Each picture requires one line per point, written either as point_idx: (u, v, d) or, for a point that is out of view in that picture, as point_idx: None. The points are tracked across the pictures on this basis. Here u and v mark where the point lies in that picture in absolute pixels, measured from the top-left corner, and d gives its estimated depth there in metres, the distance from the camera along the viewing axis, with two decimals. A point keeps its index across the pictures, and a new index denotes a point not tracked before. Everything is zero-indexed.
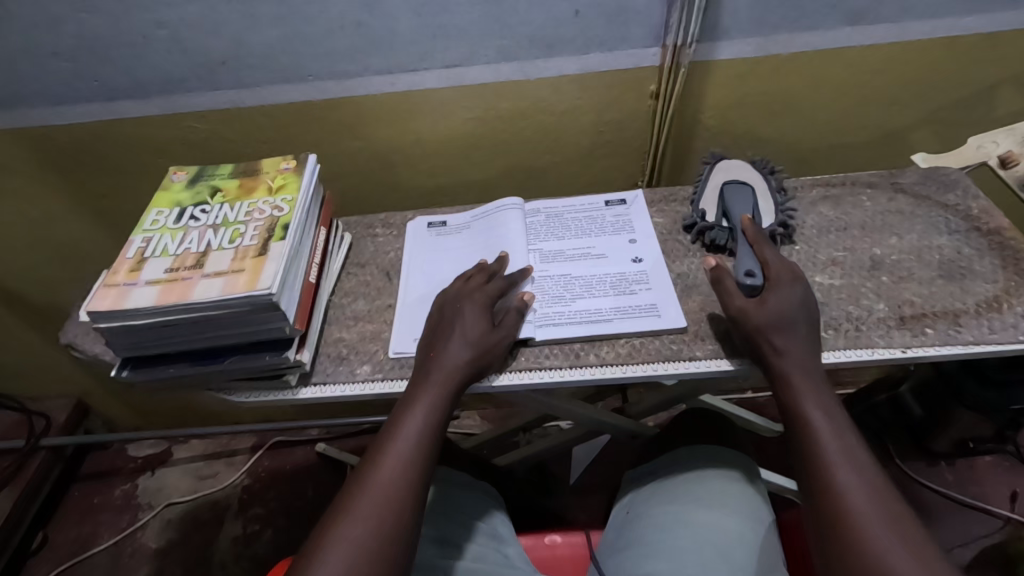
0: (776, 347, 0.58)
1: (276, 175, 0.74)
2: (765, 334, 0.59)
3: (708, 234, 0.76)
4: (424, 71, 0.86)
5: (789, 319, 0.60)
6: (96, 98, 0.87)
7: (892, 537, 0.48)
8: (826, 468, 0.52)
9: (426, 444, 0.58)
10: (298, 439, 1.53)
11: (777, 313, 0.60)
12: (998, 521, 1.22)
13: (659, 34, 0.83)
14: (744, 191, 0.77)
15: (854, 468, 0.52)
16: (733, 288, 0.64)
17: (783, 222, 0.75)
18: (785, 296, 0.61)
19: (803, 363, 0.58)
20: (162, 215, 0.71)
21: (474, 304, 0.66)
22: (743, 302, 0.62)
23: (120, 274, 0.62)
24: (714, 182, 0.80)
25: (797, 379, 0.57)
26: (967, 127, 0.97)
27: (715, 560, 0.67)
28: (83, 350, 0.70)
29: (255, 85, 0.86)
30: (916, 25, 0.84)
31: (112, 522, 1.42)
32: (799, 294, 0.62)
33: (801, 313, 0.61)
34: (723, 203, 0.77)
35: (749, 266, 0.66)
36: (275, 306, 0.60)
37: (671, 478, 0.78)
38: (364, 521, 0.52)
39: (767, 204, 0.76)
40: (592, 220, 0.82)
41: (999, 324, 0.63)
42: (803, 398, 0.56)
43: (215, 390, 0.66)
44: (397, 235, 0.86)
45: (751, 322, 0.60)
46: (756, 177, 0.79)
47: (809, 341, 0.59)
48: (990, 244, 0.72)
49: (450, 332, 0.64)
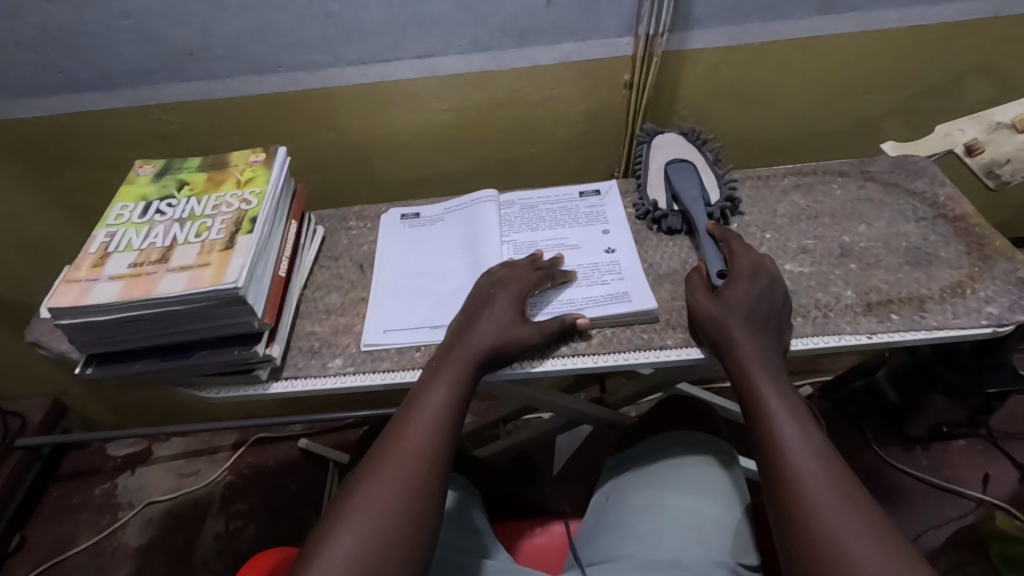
0: (731, 337, 0.60)
1: (244, 168, 0.73)
2: (726, 325, 0.60)
3: (662, 221, 0.77)
4: (396, 61, 0.85)
5: (755, 312, 0.61)
6: (61, 90, 0.85)
7: (847, 513, 0.48)
8: (784, 452, 0.53)
9: (445, 426, 0.59)
10: (281, 435, 1.52)
11: (742, 302, 0.61)
12: (971, 503, 1.24)
13: (631, 24, 0.83)
14: (687, 170, 0.79)
15: (811, 451, 0.52)
16: (698, 284, 0.66)
17: (728, 197, 0.77)
18: (747, 288, 0.62)
19: (761, 353, 0.59)
20: (127, 209, 0.70)
21: (511, 292, 0.67)
22: (704, 297, 0.64)
23: (83, 270, 0.61)
24: (656, 161, 0.82)
25: (754, 370, 0.58)
26: (936, 116, 0.98)
27: (691, 540, 0.68)
28: (49, 347, 0.68)
29: (226, 76, 0.85)
30: (885, 14, 0.85)
31: (92, 521, 1.40)
32: (776, 294, 0.63)
33: (764, 305, 0.62)
34: (671, 187, 0.78)
35: (719, 266, 0.69)
36: (242, 300, 0.59)
37: (650, 463, 0.79)
38: (383, 498, 0.53)
39: (711, 177, 0.79)
40: (565, 210, 0.82)
41: (963, 308, 0.65)
42: (761, 385, 0.57)
43: (186, 386, 0.66)
44: (370, 228, 0.85)
45: (711, 314, 0.62)
46: (692, 151, 0.81)
47: (768, 332, 0.60)
48: (955, 230, 0.73)
49: (476, 320, 0.65)
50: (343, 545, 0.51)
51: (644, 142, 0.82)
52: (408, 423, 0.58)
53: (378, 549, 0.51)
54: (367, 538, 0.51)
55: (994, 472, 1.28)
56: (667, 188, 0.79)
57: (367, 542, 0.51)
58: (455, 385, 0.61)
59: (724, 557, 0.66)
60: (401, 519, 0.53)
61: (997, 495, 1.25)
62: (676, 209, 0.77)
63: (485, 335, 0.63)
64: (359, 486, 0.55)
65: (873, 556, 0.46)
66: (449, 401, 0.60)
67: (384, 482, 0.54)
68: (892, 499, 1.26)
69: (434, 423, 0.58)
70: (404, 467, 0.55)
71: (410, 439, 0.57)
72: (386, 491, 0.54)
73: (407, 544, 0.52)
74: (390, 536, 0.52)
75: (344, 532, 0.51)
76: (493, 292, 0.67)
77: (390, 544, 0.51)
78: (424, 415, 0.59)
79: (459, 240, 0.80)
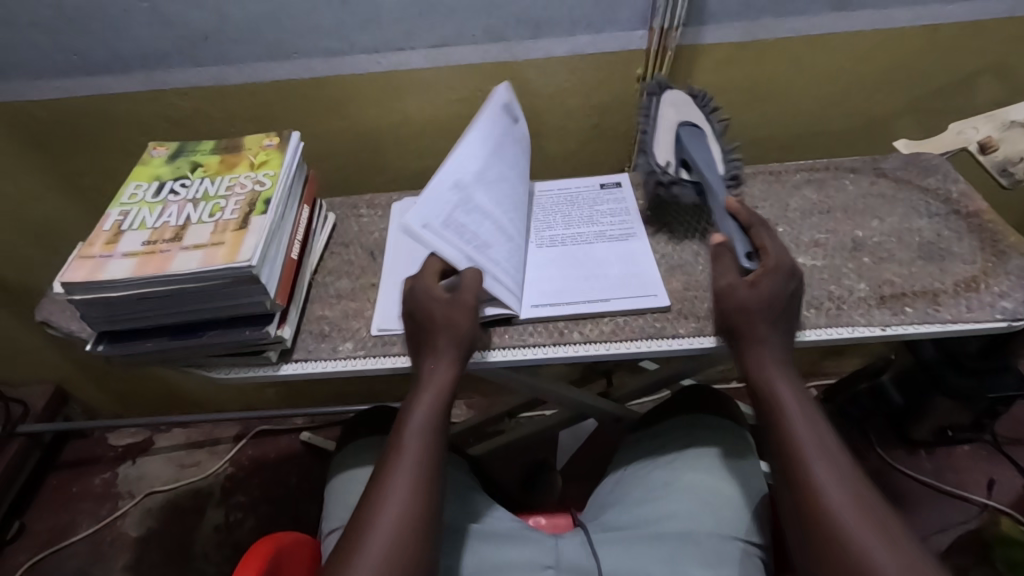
0: (755, 334, 0.60)
1: (258, 151, 0.73)
2: (755, 324, 0.60)
3: (670, 186, 0.72)
4: (411, 50, 0.85)
5: (775, 308, 0.60)
6: (75, 73, 0.85)
7: (861, 519, 0.50)
8: (801, 457, 0.54)
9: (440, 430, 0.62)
10: (282, 427, 1.51)
11: (772, 294, 0.60)
12: (975, 508, 1.24)
13: (646, 18, 0.84)
14: (698, 136, 0.73)
15: (826, 455, 0.54)
16: (729, 267, 0.65)
17: (733, 172, 0.74)
18: (778, 280, 0.61)
19: (778, 354, 0.60)
20: (140, 188, 0.70)
21: (427, 285, 0.65)
22: (734, 281, 0.62)
23: (97, 247, 0.61)
24: (665, 119, 0.75)
25: (773, 370, 0.59)
26: (948, 117, 0.99)
27: (708, 517, 0.69)
28: (58, 327, 0.68)
29: (239, 62, 0.85)
30: (899, 12, 0.85)
31: (91, 510, 1.40)
32: (792, 288, 0.62)
33: (788, 300, 0.61)
34: (682, 149, 0.73)
35: (746, 248, 0.66)
36: (255, 279, 0.59)
37: (675, 440, 0.78)
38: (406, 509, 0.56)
39: (717, 149, 0.75)
40: (434, 196, 0.63)
41: (976, 303, 0.65)
42: (775, 384, 0.59)
43: (196, 367, 0.66)
44: (381, 215, 0.85)
45: (736, 301, 0.61)
46: (702, 117, 0.76)
47: (787, 330, 0.61)
48: (968, 226, 0.73)
49: (427, 318, 0.63)
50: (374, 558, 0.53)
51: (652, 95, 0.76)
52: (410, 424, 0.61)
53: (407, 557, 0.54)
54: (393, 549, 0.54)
55: (999, 478, 1.28)
56: (676, 149, 0.73)
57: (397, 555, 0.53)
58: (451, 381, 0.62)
59: (738, 537, 0.68)
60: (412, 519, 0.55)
61: (1001, 500, 1.25)
62: (686, 178, 0.72)
63: (454, 328, 0.62)
64: (378, 493, 0.57)
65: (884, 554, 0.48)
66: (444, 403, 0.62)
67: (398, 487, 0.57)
68: (896, 503, 1.26)
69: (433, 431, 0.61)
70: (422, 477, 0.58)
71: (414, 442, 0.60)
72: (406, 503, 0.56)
73: (418, 542, 0.55)
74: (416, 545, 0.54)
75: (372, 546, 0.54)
76: (412, 285, 0.66)
77: (408, 545, 0.54)
78: (423, 414, 0.61)
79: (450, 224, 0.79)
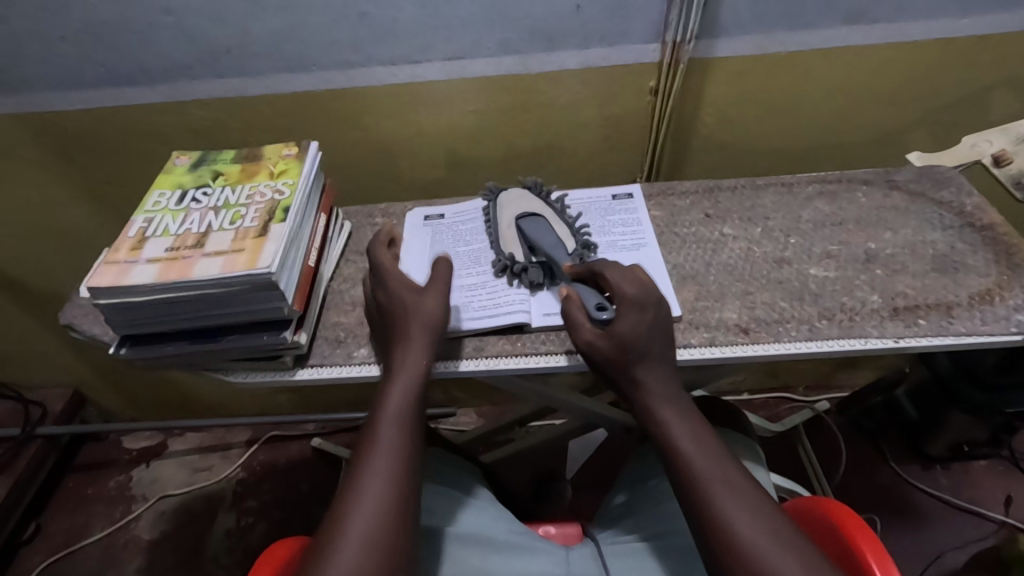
0: (634, 377, 0.59)
1: (277, 161, 0.75)
2: (630, 369, 0.59)
3: (522, 276, 0.72)
4: (426, 62, 0.87)
5: (641, 347, 0.59)
6: (102, 84, 0.87)
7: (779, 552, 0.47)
8: (709, 492, 0.52)
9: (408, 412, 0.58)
10: (294, 433, 1.52)
11: (621, 335, 0.59)
12: (992, 525, 1.22)
13: (659, 31, 0.85)
14: (538, 224, 0.74)
15: (730, 488, 0.52)
16: (580, 321, 0.62)
17: (584, 243, 0.73)
18: (635, 320, 0.60)
19: (664, 386, 0.59)
20: (164, 196, 0.72)
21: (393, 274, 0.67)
22: (591, 335, 0.61)
23: (122, 252, 0.62)
24: (504, 218, 0.76)
25: (661, 402, 0.58)
26: (963, 129, 0.98)
27: None
28: (82, 330, 0.70)
29: (260, 74, 0.87)
30: (912, 26, 0.85)
31: (105, 512, 1.41)
32: (650, 319, 0.60)
33: (655, 331, 0.61)
34: (527, 239, 0.74)
35: (597, 299, 0.64)
36: (274, 286, 0.60)
37: None
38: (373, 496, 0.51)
39: (563, 227, 0.75)
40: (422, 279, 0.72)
41: (991, 316, 0.64)
42: (662, 418, 0.58)
43: (215, 371, 0.67)
44: (396, 224, 0.87)
45: (605, 357, 0.60)
46: (541, 205, 0.77)
47: (665, 360, 0.60)
48: (983, 239, 0.73)
49: (398, 303, 0.64)
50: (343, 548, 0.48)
51: (489, 201, 0.82)
52: (386, 403, 0.59)
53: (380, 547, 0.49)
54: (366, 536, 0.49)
55: (1017, 495, 1.25)
56: (523, 240, 0.74)
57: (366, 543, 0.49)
58: (426, 356, 0.62)
59: None
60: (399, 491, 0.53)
61: (1019, 518, 1.22)
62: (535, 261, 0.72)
63: (424, 315, 0.63)
64: (348, 490, 0.53)
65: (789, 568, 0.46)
66: (407, 392, 0.59)
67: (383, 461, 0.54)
68: (911, 519, 1.24)
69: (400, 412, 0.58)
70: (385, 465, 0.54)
71: (392, 419, 0.57)
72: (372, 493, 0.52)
73: (404, 514, 0.51)
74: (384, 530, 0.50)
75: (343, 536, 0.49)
76: (379, 284, 0.66)
77: (394, 505, 0.51)
78: (398, 392, 0.59)
79: (456, 236, 0.82)
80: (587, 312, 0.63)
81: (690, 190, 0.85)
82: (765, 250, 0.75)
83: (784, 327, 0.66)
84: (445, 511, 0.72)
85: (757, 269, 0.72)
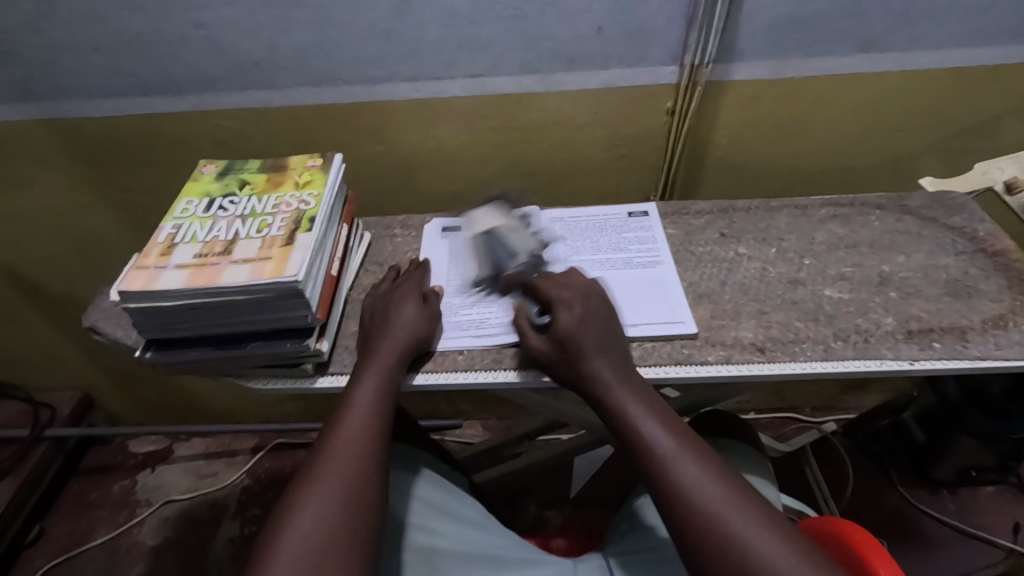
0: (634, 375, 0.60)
1: (302, 171, 0.76)
2: (575, 363, 0.60)
3: (480, 289, 0.76)
4: (448, 79, 0.89)
5: (579, 342, 0.60)
6: (131, 93, 0.90)
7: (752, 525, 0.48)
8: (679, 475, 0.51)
9: (378, 406, 0.61)
10: (300, 441, 1.52)
11: (557, 336, 0.61)
12: (1001, 553, 1.20)
13: (677, 54, 0.87)
14: (492, 241, 0.79)
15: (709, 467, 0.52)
16: (524, 328, 0.65)
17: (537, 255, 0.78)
18: (569, 313, 0.62)
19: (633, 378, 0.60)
20: (192, 204, 0.73)
21: (383, 297, 0.72)
22: (534, 339, 0.64)
23: (151, 258, 0.64)
24: (471, 238, 0.82)
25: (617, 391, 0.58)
26: (972, 155, 1.00)
27: None
28: (106, 334, 0.71)
29: (285, 86, 0.89)
30: (925, 54, 0.87)
31: (109, 517, 1.41)
32: (590, 311, 0.63)
33: (596, 325, 0.62)
34: (484, 256, 0.78)
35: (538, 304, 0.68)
36: (300, 294, 0.61)
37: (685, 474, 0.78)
38: (332, 479, 0.54)
39: (521, 240, 0.79)
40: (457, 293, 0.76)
41: (1005, 341, 0.65)
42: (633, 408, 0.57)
43: (236, 377, 0.68)
44: (415, 236, 0.88)
45: (549, 359, 0.62)
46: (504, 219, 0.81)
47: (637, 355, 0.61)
48: (995, 264, 0.74)
49: (384, 317, 0.69)
50: (300, 528, 0.50)
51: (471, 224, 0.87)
52: (356, 392, 0.62)
53: (335, 527, 0.51)
54: (322, 514, 0.51)
55: None
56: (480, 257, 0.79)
57: (322, 524, 0.51)
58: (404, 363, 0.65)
59: None
60: (348, 493, 0.53)
61: None
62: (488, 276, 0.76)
63: (405, 327, 0.68)
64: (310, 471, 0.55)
65: (779, 559, 0.46)
66: (381, 388, 0.62)
67: (335, 464, 0.55)
68: (917, 544, 1.23)
69: (373, 404, 0.61)
70: (348, 454, 0.56)
71: (361, 408, 0.60)
72: (333, 479, 0.54)
73: (354, 512, 0.52)
74: (339, 511, 0.52)
75: (305, 516, 0.51)
76: (374, 298, 0.72)
77: (351, 487, 0.54)
78: (370, 387, 0.62)
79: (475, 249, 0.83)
80: (530, 317, 0.66)
81: (705, 210, 0.87)
82: (780, 271, 0.76)
83: (800, 347, 0.66)
84: (454, 533, 0.71)
85: (772, 289, 0.74)
